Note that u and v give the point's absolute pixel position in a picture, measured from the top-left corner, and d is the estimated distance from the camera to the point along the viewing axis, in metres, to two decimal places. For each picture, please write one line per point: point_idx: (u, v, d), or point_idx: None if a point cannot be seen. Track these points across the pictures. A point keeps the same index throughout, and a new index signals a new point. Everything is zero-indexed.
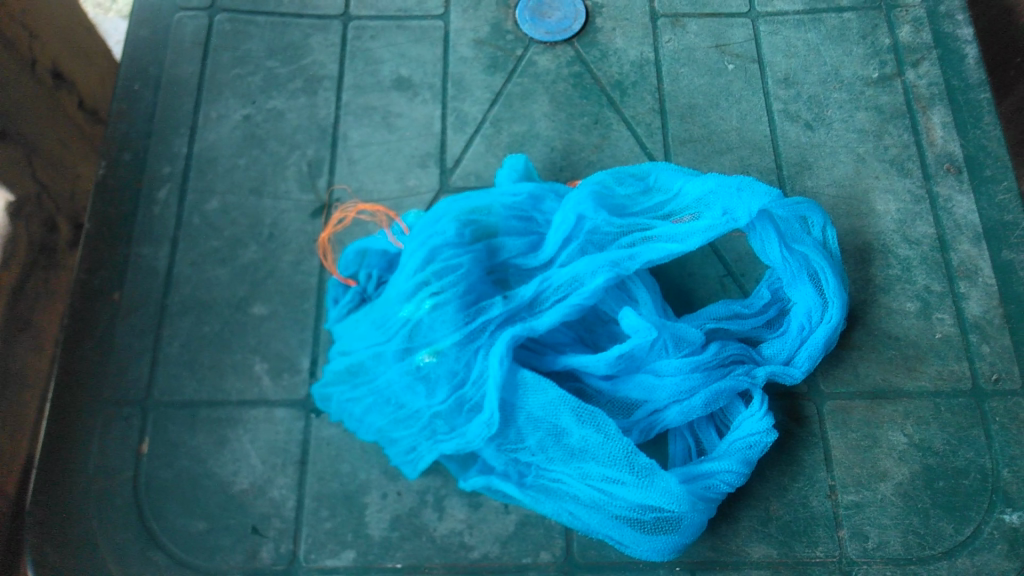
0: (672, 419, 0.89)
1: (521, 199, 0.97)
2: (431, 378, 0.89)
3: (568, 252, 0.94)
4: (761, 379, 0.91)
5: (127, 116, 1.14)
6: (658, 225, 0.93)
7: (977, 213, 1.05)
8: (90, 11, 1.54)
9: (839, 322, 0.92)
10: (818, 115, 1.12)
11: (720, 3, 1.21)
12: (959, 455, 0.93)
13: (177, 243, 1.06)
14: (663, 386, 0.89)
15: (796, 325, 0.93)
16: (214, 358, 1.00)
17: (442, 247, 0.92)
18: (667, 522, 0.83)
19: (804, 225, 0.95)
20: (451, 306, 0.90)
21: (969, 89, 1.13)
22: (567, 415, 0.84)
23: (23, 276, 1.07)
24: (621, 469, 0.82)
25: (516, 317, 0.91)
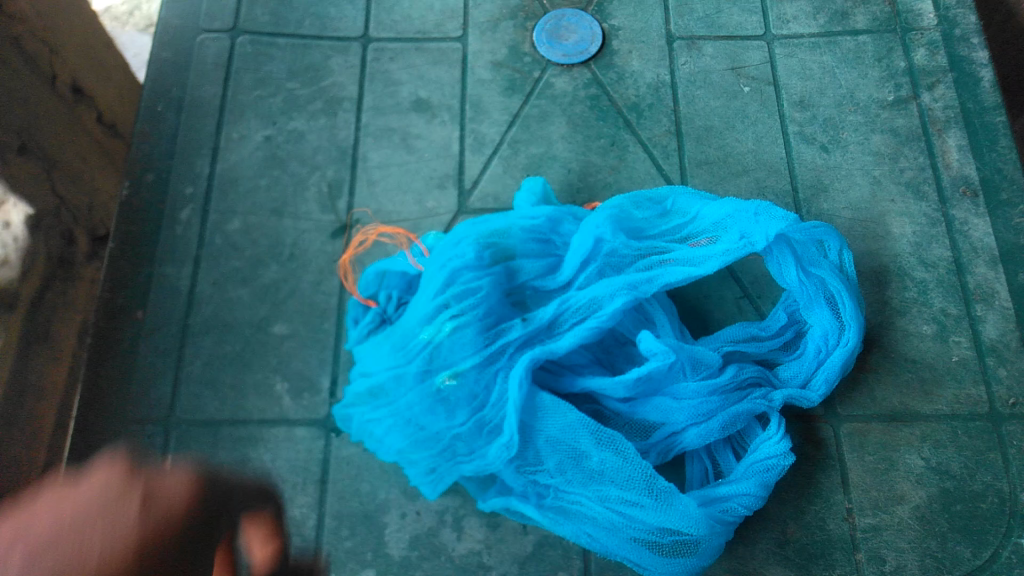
0: (690, 442, 0.90)
1: (539, 222, 0.98)
2: (451, 400, 0.90)
3: (586, 274, 0.95)
4: (779, 402, 0.92)
5: (150, 137, 1.16)
6: (676, 248, 0.94)
7: (993, 237, 1.06)
8: (109, 25, 1.56)
9: (856, 345, 0.92)
10: (834, 138, 1.13)
11: (735, 26, 1.22)
12: (977, 479, 0.93)
13: (199, 262, 1.08)
14: (681, 409, 0.90)
15: (813, 347, 0.93)
16: (236, 377, 1.01)
17: (463, 270, 0.94)
18: (685, 545, 0.83)
19: (820, 249, 0.97)
20: (471, 330, 0.91)
21: (984, 112, 1.14)
22: (586, 438, 0.85)
23: (42, 290, 1.10)
24: (640, 491, 0.83)
25: (535, 339, 0.92)
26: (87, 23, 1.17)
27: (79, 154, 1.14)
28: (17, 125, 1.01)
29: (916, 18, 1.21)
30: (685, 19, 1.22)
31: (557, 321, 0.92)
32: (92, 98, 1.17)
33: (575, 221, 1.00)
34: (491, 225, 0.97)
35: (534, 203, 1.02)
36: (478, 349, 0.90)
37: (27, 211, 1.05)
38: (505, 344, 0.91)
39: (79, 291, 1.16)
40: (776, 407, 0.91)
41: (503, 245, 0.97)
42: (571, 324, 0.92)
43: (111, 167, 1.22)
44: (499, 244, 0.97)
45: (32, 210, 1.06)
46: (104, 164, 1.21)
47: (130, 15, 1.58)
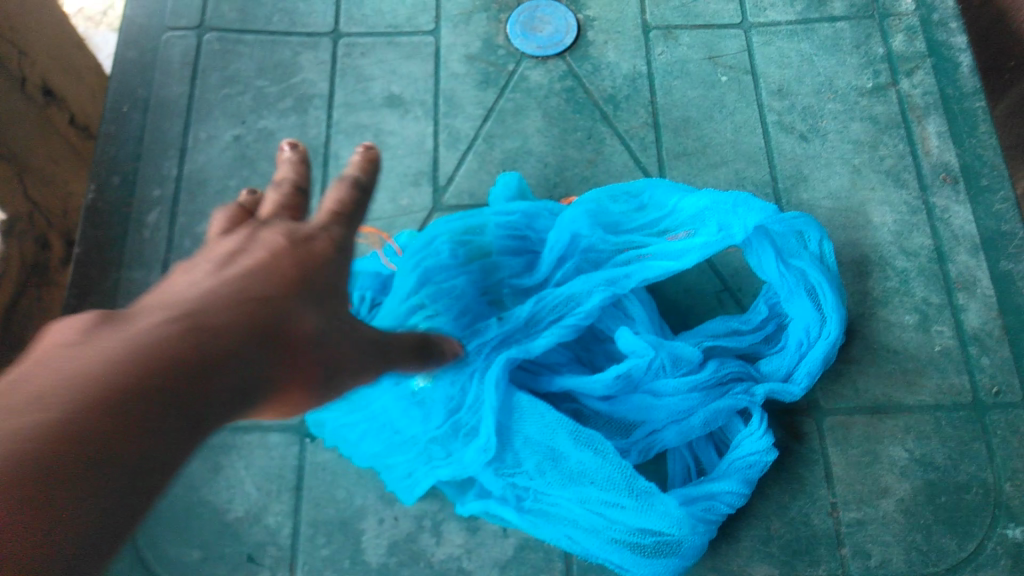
0: (671, 439, 0.89)
1: (515, 218, 0.96)
2: (427, 403, 0.88)
3: (563, 271, 0.94)
4: (760, 396, 0.90)
5: (115, 139, 1.13)
6: (653, 243, 0.92)
7: (974, 224, 1.05)
8: (81, 25, 1.53)
9: (838, 337, 0.91)
10: (813, 126, 1.11)
11: (712, 14, 1.20)
12: (961, 470, 0.92)
13: (168, 266, 1.06)
14: (661, 407, 0.88)
15: (794, 341, 0.93)
16: None
17: (437, 268, 0.92)
18: (668, 545, 0.82)
19: (801, 239, 0.93)
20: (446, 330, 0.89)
21: (964, 97, 1.12)
22: (564, 438, 0.83)
23: (16, 296, 1.06)
24: (620, 492, 0.82)
25: (512, 338, 0.89)
26: (55, 22, 1.13)
27: (48, 157, 1.11)
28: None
29: (894, 4, 1.19)
30: (661, 8, 1.20)
31: (533, 318, 0.90)
32: (63, 101, 1.14)
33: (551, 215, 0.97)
34: (465, 220, 0.95)
35: (510, 199, 1.00)
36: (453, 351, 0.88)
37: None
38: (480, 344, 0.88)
39: (55, 296, 1.12)
40: (758, 402, 0.90)
41: (478, 241, 0.95)
42: (547, 322, 0.90)
43: (82, 170, 1.19)
44: (473, 240, 0.95)
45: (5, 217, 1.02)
46: (75, 167, 1.17)
47: (103, 15, 1.55)
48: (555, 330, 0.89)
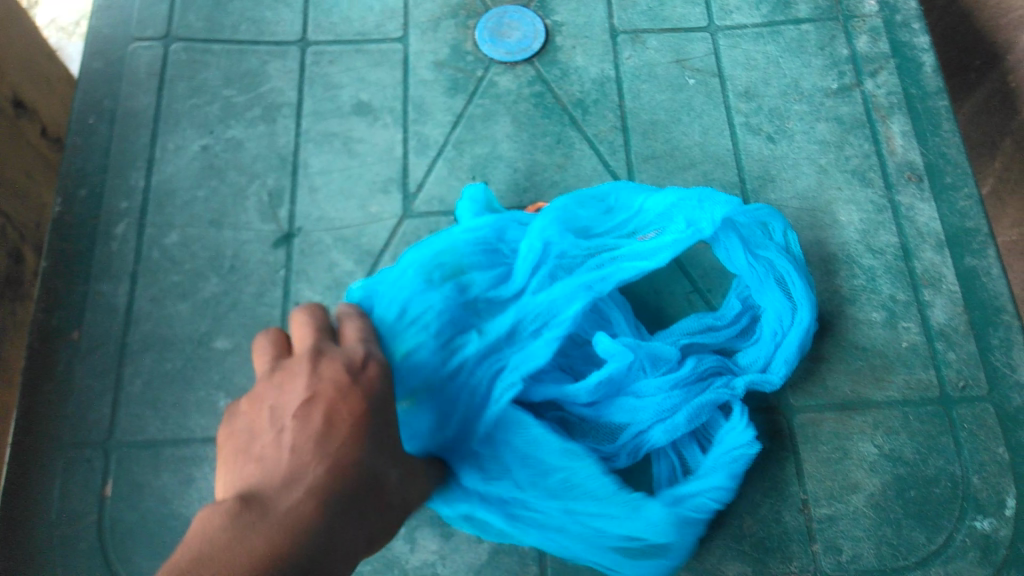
0: (657, 439, 0.88)
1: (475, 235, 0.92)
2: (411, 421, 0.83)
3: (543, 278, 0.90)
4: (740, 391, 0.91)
5: (82, 150, 1.12)
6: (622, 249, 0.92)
7: (939, 221, 1.06)
8: (54, 37, 1.50)
9: (811, 324, 0.92)
10: (780, 128, 1.12)
11: (679, 18, 1.21)
12: (929, 464, 0.93)
13: (136, 278, 1.05)
14: (644, 407, 0.88)
15: (769, 331, 0.93)
16: (177, 396, 0.98)
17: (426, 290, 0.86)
18: (654, 548, 0.85)
19: (765, 231, 0.96)
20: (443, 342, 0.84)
21: (927, 97, 1.14)
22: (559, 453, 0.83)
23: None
24: (611, 502, 0.83)
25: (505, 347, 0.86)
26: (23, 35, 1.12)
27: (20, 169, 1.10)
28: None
29: (857, 5, 1.20)
30: (628, 12, 1.21)
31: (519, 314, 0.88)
32: (32, 112, 1.13)
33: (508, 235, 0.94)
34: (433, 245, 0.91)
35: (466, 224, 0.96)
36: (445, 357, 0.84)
37: None
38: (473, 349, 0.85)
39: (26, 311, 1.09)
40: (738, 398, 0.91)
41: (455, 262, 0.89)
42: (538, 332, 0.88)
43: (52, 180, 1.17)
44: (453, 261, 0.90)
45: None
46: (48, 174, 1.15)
47: (75, 25, 1.52)
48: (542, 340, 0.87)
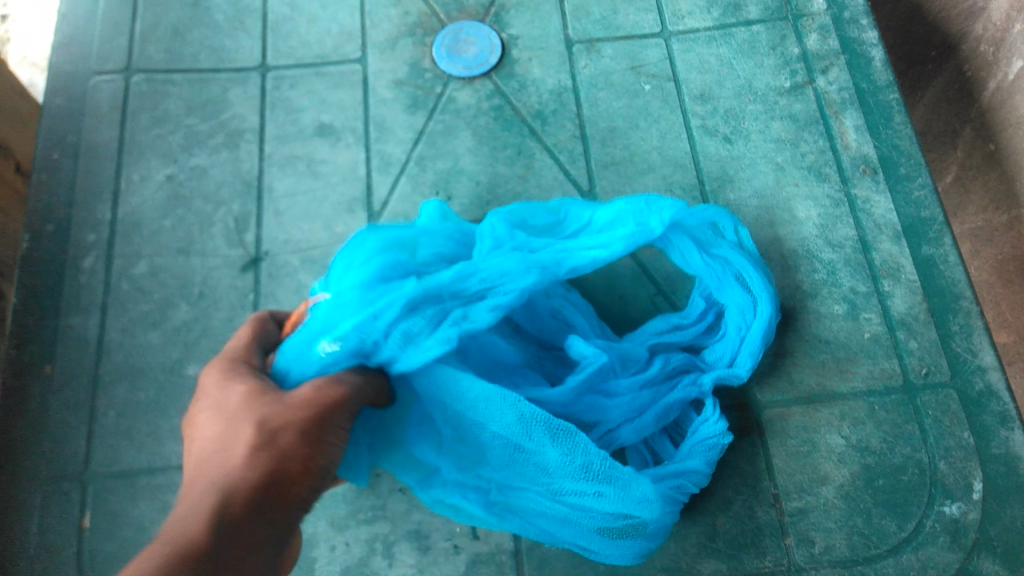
0: (626, 438, 0.89)
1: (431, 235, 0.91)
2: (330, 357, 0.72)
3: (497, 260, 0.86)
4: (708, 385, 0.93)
5: (47, 186, 1.13)
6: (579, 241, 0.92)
7: (895, 212, 1.08)
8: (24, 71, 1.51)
9: (773, 316, 0.93)
10: (736, 128, 1.14)
11: (633, 25, 1.23)
12: (896, 452, 0.94)
13: (106, 309, 1.05)
14: (615, 406, 0.89)
15: (733, 328, 0.94)
16: (151, 424, 0.99)
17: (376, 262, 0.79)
18: (634, 528, 0.83)
19: (716, 230, 0.96)
20: (396, 293, 0.74)
21: (878, 91, 1.16)
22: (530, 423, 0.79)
23: None
24: (590, 481, 0.79)
25: (466, 309, 0.79)
26: None
27: None
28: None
29: (806, 5, 1.23)
30: (583, 22, 1.23)
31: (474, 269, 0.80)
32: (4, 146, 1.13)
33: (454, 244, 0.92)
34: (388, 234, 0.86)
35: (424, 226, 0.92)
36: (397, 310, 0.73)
37: None
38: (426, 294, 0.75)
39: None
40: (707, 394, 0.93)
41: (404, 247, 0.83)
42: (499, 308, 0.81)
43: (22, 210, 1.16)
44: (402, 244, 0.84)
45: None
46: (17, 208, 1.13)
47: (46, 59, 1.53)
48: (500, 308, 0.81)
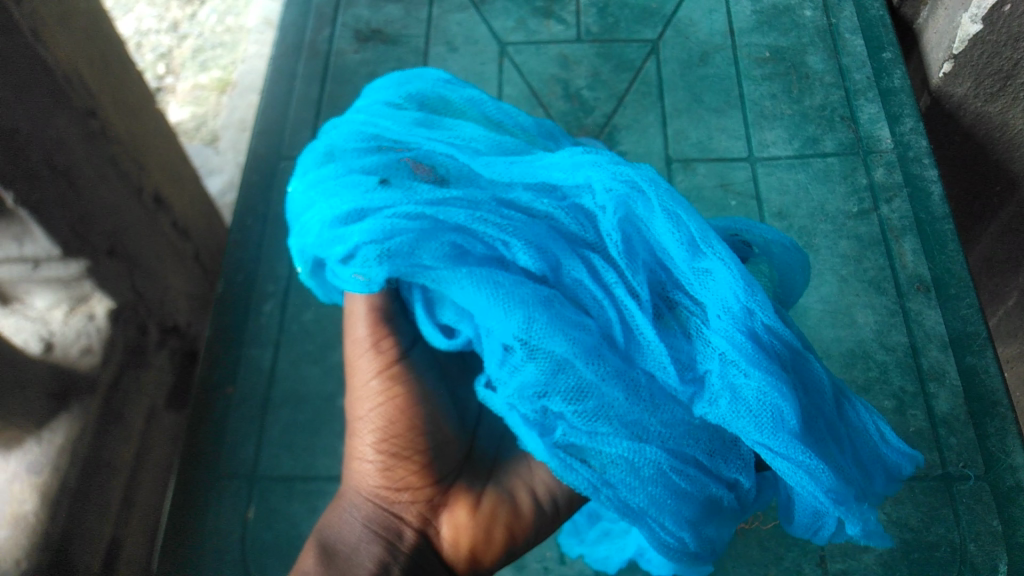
0: (601, 424, 0.74)
1: (491, 117, 0.91)
2: (348, 182, 0.79)
3: (533, 194, 0.79)
4: (789, 444, 0.73)
5: (242, 245, 1.45)
6: (654, 213, 0.76)
7: (944, 325, 1.24)
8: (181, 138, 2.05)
9: (810, 411, 0.82)
10: (807, 243, 1.34)
11: (724, 149, 1.46)
12: (932, 530, 1.10)
13: (279, 346, 1.35)
14: (613, 387, 0.74)
15: (798, 384, 0.81)
16: (307, 441, 1.26)
17: (383, 135, 0.85)
18: (611, 471, 0.76)
19: (805, 357, 0.83)
20: (350, 198, 0.77)
21: (935, 221, 1.34)
22: (543, 371, 0.73)
23: (120, 375, 1.24)
24: (563, 403, 0.74)
25: (421, 245, 0.73)
26: (164, 140, 1.37)
27: (155, 253, 1.30)
28: (110, 232, 1.16)
29: (876, 142, 1.43)
30: (681, 144, 1.48)
31: (479, 207, 0.77)
32: (169, 206, 1.35)
33: (518, 124, 0.92)
34: (436, 91, 0.91)
35: (458, 83, 0.93)
36: (342, 224, 0.76)
37: (110, 304, 1.19)
38: (379, 216, 0.74)
39: (149, 375, 1.30)
40: (824, 489, 0.75)
41: (440, 134, 0.86)
42: (492, 256, 0.76)
43: (179, 265, 1.38)
44: (433, 120, 0.88)
45: (115, 304, 1.20)
46: (178, 261, 1.38)
47: (197, 130, 2.07)
48: (483, 270, 0.74)
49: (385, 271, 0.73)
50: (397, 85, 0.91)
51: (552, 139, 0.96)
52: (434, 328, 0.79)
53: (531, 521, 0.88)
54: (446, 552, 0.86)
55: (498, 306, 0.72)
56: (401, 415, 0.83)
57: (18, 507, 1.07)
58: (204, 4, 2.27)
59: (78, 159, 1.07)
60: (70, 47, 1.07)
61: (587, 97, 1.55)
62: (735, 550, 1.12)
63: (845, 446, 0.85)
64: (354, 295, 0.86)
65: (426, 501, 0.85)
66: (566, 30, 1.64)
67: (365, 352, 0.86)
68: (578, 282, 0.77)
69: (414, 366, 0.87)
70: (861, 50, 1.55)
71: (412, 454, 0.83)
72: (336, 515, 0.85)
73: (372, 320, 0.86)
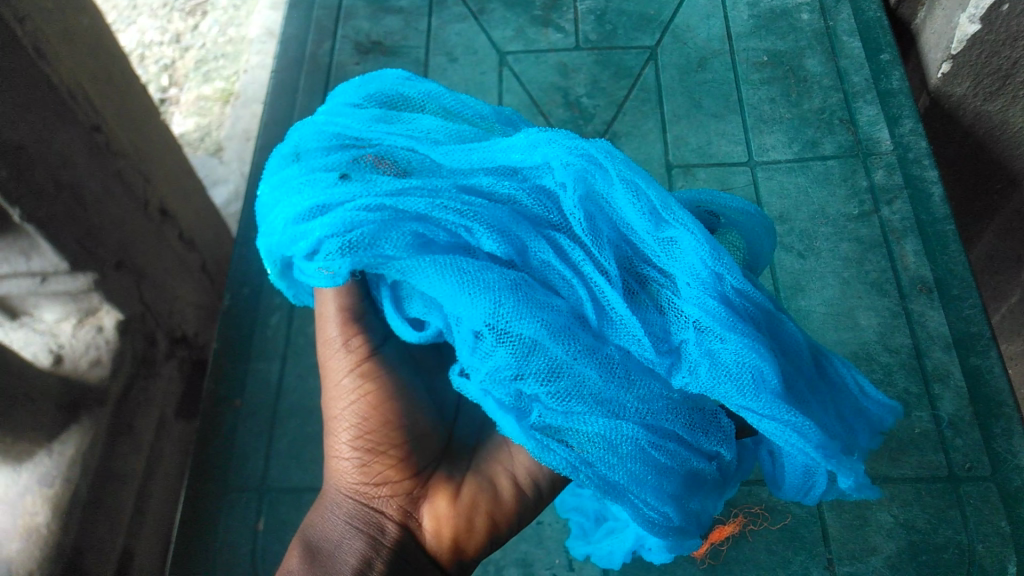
0: (576, 406, 0.75)
1: (450, 108, 0.91)
2: (311, 182, 0.80)
3: (493, 177, 0.78)
4: (772, 405, 0.73)
5: (247, 257, 1.46)
6: (613, 185, 0.76)
7: (947, 326, 1.25)
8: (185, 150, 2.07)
9: (791, 375, 0.81)
10: (809, 246, 1.35)
11: (724, 155, 1.47)
12: (940, 532, 1.11)
13: (286, 358, 1.36)
14: (586, 368, 0.74)
15: (777, 348, 0.80)
16: (315, 452, 1.27)
17: (345, 134, 0.86)
18: (590, 453, 0.77)
19: (780, 318, 0.82)
20: (312, 195, 0.78)
21: (936, 222, 1.34)
22: (516, 356, 0.72)
23: (128, 388, 1.25)
24: (540, 387, 0.74)
25: (382, 235, 0.73)
26: (169, 154, 1.38)
27: (162, 265, 1.31)
28: (116, 247, 1.17)
29: (875, 145, 1.44)
30: (682, 149, 1.48)
31: (440, 194, 0.76)
32: (174, 218, 1.36)
33: (477, 114, 0.92)
34: (394, 88, 0.91)
35: (416, 79, 0.94)
36: (306, 220, 0.77)
37: (118, 316, 1.19)
38: (341, 209, 0.74)
39: (158, 386, 1.31)
40: (813, 445, 0.75)
41: (399, 128, 0.86)
42: (457, 242, 0.75)
43: (185, 276, 1.39)
44: (393, 115, 0.88)
45: (123, 315, 1.21)
46: (185, 273, 1.40)
47: (201, 142, 2.09)
48: (448, 258, 0.74)
49: (350, 264, 0.73)
50: (357, 87, 0.92)
51: (511, 127, 0.95)
52: (403, 321, 0.82)
53: (513, 508, 0.88)
54: (430, 545, 0.86)
55: (464, 292, 0.73)
56: (373, 409, 0.86)
57: (30, 519, 1.09)
58: (206, 15, 2.29)
59: (83, 175, 1.08)
60: (72, 64, 1.08)
61: (587, 104, 1.56)
62: (741, 553, 1.14)
63: (825, 400, 0.86)
64: (324, 298, 0.89)
65: (406, 494, 0.86)
66: (565, 38, 1.65)
67: (337, 352, 0.88)
68: (547, 262, 0.76)
69: (385, 362, 0.89)
70: (859, 53, 1.56)
71: (387, 448, 0.85)
72: (320, 514, 0.87)
73: (341, 321, 0.88)
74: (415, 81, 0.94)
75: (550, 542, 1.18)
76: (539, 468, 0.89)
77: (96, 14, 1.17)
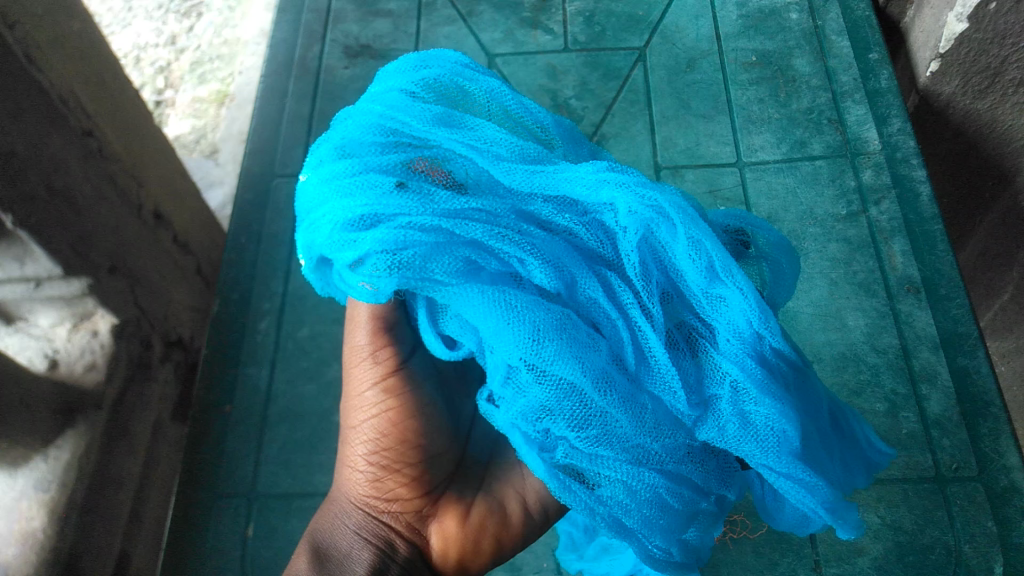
0: (605, 450, 0.75)
1: (511, 111, 0.86)
2: (362, 183, 0.75)
3: (553, 207, 0.76)
4: (790, 465, 0.75)
5: (236, 263, 1.47)
6: (675, 238, 0.73)
7: (934, 326, 1.25)
8: (179, 153, 2.07)
9: (814, 432, 0.82)
10: (797, 247, 1.35)
11: (712, 155, 1.47)
12: (926, 533, 1.11)
13: (275, 364, 1.36)
14: (621, 417, 0.74)
15: (803, 400, 0.82)
16: (305, 458, 1.28)
17: (401, 130, 0.80)
18: (610, 492, 0.78)
19: (807, 369, 0.83)
20: (364, 200, 0.73)
21: (924, 221, 1.34)
22: (553, 396, 0.72)
23: (123, 392, 1.25)
24: (569, 427, 0.73)
25: (432, 258, 0.71)
26: (163, 159, 1.38)
27: (157, 269, 1.31)
28: (110, 251, 1.17)
29: (864, 144, 1.43)
30: (670, 151, 1.49)
31: (498, 220, 0.73)
32: (168, 222, 1.37)
33: (538, 123, 0.87)
34: (454, 81, 0.86)
35: (476, 73, 0.88)
36: (354, 228, 0.73)
37: (112, 321, 1.20)
38: (391, 225, 0.71)
39: (153, 390, 1.31)
40: (819, 502, 0.78)
41: (462, 135, 0.79)
42: (503, 272, 0.73)
43: (180, 280, 1.39)
44: (453, 115, 0.81)
45: (118, 320, 1.21)
46: (178, 278, 1.40)
47: (195, 144, 2.09)
48: (496, 289, 0.72)
49: (395, 282, 0.71)
50: (415, 71, 0.86)
51: (572, 143, 0.92)
52: (436, 336, 0.79)
53: (518, 531, 0.90)
54: (435, 560, 0.89)
55: (508, 324, 0.71)
56: (393, 426, 0.85)
57: (27, 524, 1.09)
58: (200, 17, 2.28)
59: (75, 180, 1.08)
60: (64, 71, 1.08)
61: (575, 106, 1.56)
62: (729, 557, 1.14)
63: (837, 453, 0.88)
64: (359, 303, 0.89)
65: (415, 512, 0.87)
66: (554, 40, 1.65)
67: (365, 361, 0.88)
68: (593, 300, 0.74)
69: (412, 376, 0.88)
70: (848, 52, 1.55)
71: (401, 466, 0.86)
72: (329, 521, 0.88)
73: (372, 330, 0.88)
74: (477, 74, 0.88)
75: (540, 547, 1.19)
76: (550, 494, 0.92)
77: (87, 19, 1.17)
